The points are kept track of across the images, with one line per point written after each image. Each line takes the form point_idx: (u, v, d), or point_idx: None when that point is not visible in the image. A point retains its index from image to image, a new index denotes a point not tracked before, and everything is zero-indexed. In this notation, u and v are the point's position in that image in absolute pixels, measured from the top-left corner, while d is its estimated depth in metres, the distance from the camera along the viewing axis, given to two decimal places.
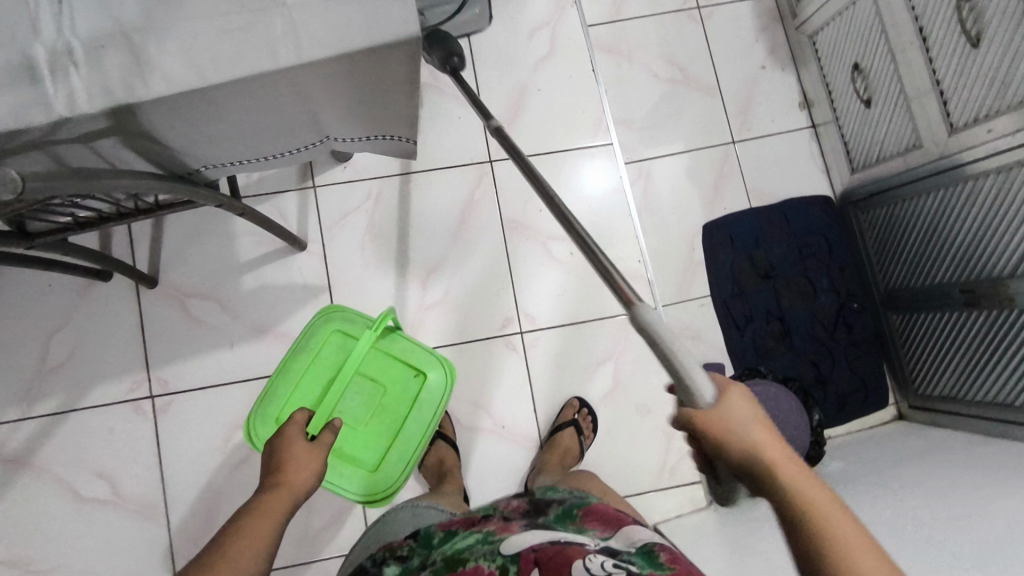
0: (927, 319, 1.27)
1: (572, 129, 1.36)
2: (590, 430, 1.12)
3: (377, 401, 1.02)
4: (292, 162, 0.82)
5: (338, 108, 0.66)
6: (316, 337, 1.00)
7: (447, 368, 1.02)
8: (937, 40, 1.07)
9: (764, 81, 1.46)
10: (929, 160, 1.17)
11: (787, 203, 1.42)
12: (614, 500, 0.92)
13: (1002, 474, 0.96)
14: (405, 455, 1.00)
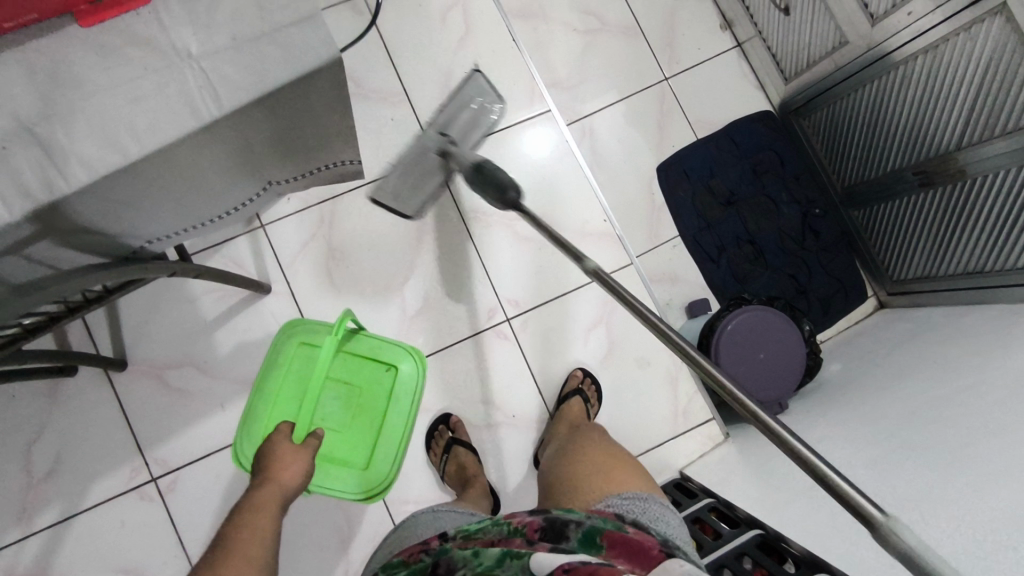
0: (890, 208, 1.29)
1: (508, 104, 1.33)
2: (596, 398, 1.12)
3: (356, 402, 1.05)
4: (237, 214, 0.78)
5: (272, 152, 0.63)
6: (285, 352, 1.03)
7: (417, 357, 1.06)
8: None
9: (681, 11, 1.44)
10: (857, 54, 1.18)
11: (731, 125, 1.43)
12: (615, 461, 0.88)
13: (992, 335, 1.00)
14: (391, 449, 1.03)
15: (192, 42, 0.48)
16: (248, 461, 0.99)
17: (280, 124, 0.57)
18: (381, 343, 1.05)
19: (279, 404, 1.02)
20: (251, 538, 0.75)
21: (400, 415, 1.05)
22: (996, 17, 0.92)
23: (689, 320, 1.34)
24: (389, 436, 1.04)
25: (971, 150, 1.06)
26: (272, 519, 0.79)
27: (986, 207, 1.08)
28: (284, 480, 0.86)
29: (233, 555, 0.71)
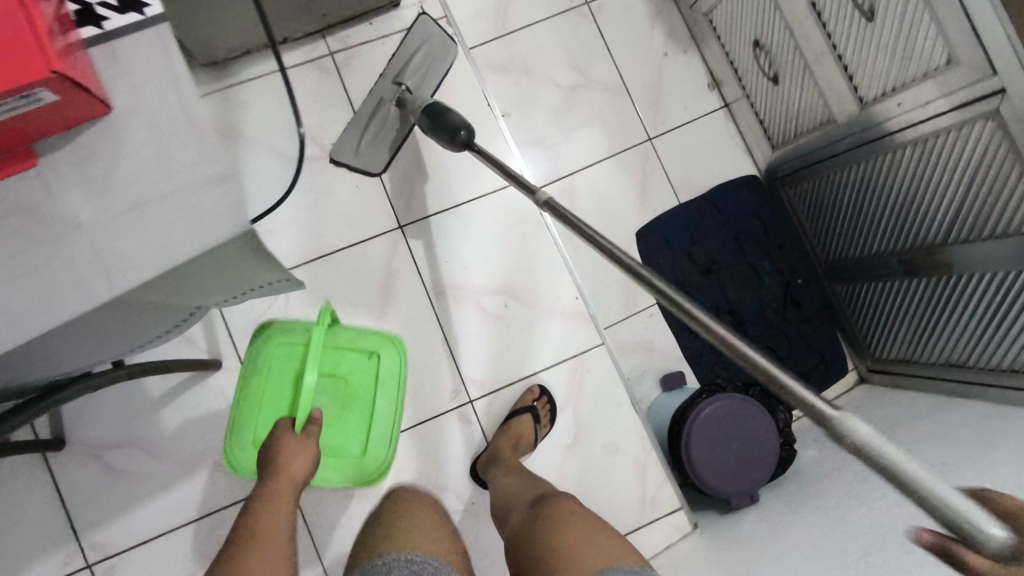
0: (874, 287, 1.25)
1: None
2: (548, 419, 1.09)
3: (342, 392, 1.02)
4: (180, 327, 0.75)
5: (195, 289, 0.58)
6: (262, 355, 0.99)
7: (396, 342, 1.03)
8: (832, 16, 1.03)
9: (669, 68, 1.39)
10: (845, 135, 1.14)
11: (715, 191, 1.38)
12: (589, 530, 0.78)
13: (974, 434, 0.95)
14: (386, 430, 1.01)
15: (82, 210, 0.48)
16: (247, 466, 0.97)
17: (197, 270, 0.52)
18: (363, 334, 1.02)
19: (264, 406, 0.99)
20: (271, 542, 0.76)
21: (389, 399, 1.03)
22: (988, 121, 0.88)
23: (663, 394, 1.31)
24: (378, 417, 1.01)
25: (957, 246, 1.02)
26: (289, 515, 0.81)
27: (972, 304, 1.04)
28: (294, 470, 0.87)
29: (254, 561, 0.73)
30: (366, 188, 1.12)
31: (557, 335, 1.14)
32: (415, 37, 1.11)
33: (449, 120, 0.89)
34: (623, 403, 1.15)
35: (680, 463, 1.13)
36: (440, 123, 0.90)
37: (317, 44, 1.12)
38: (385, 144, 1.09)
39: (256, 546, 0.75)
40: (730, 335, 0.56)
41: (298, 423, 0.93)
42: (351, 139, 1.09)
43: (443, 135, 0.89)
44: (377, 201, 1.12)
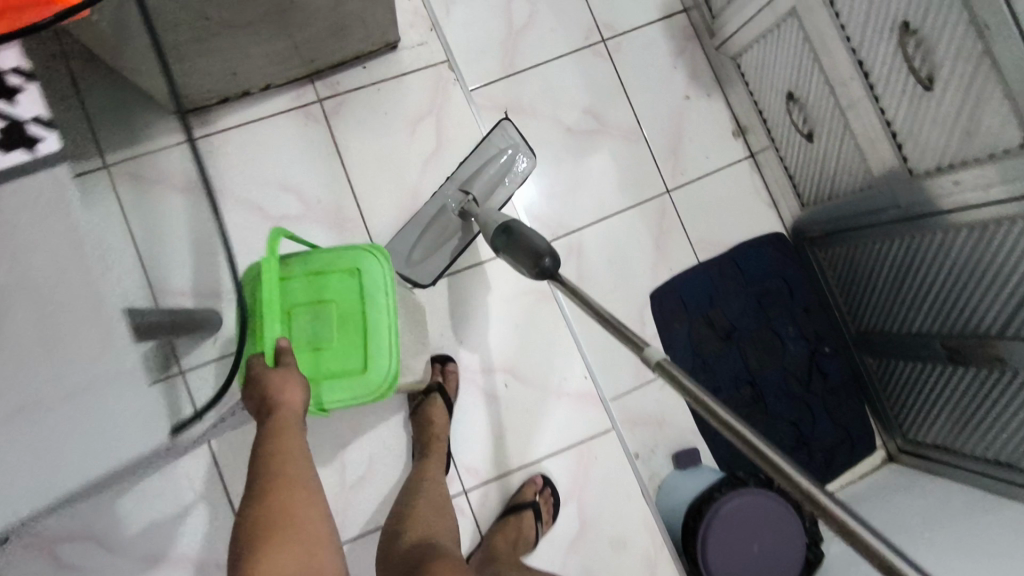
0: (912, 369, 1.14)
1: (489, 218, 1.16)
2: (548, 516, 0.99)
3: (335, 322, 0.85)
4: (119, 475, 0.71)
5: None
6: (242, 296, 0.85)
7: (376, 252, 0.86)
8: (883, 78, 0.92)
9: (690, 113, 1.28)
10: (887, 206, 1.03)
11: (737, 249, 1.27)
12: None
13: None
14: (382, 324, 0.83)
15: None
16: None
17: None
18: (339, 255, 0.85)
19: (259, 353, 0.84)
20: (290, 473, 0.68)
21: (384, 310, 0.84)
22: None
23: (675, 472, 1.20)
24: (372, 301, 0.84)
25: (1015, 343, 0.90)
26: (300, 437, 0.72)
27: None
28: (289, 394, 0.72)
29: (278, 505, 0.65)
30: None
31: (559, 419, 1.06)
32: (495, 142, 1.01)
33: (531, 244, 0.78)
34: (632, 494, 1.04)
35: (695, 562, 1.02)
36: (522, 248, 0.78)
37: (304, 90, 1.02)
38: (444, 253, 0.98)
39: (274, 482, 0.67)
40: (777, 456, 0.48)
41: (267, 358, 0.73)
42: (404, 242, 0.99)
43: (523, 259, 0.78)
44: None
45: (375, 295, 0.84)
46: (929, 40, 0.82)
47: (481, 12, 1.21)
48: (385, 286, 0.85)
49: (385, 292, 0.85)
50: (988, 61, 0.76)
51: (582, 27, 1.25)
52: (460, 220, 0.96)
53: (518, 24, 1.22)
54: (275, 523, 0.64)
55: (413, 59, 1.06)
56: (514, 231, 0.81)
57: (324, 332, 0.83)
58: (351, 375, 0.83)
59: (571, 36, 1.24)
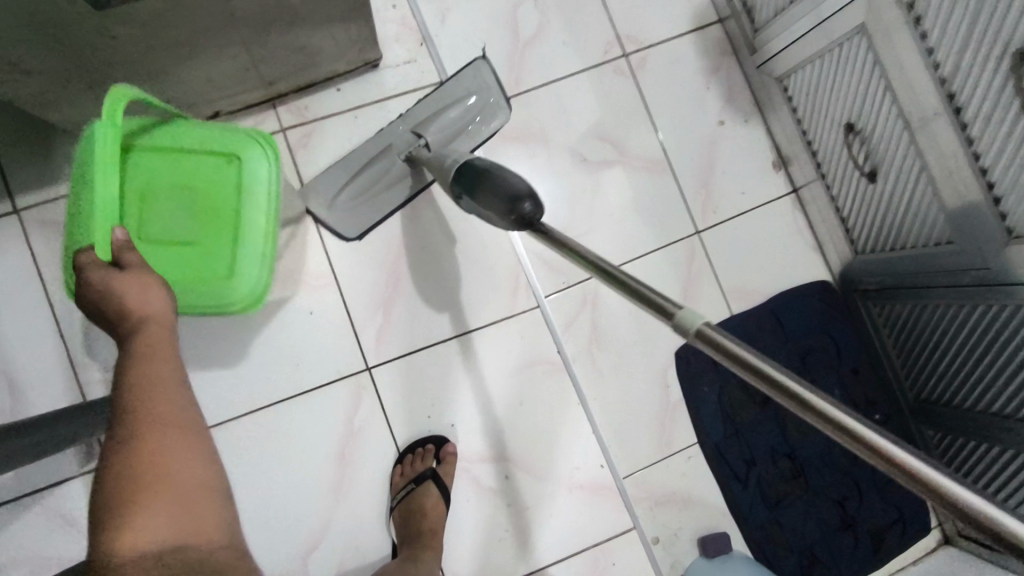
0: (981, 451, 0.94)
1: (487, 258, 0.94)
2: None
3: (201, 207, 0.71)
4: None
5: None
6: None
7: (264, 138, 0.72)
8: (979, 114, 0.74)
9: (724, 141, 1.10)
10: (967, 266, 0.85)
11: (777, 300, 1.09)
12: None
13: None
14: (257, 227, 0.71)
15: None
16: None
17: None
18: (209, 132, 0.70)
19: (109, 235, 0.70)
20: (160, 416, 0.50)
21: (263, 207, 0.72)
22: None
23: (701, 560, 1.02)
24: (254, 216, 0.71)
25: None
26: (173, 362, 0.54)
27: None
28: (147, 305, 0.56)
29: (143, 457, 0.46)
30: None
31: (566, 518, 0.94)
32: (464, 83, 0.86)
33: (506, 180, 0.60)
34: None
35: None
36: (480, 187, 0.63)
37: (265, 116, 0.85)
38: (379, 205, 0.85)
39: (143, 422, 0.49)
40: (902, 451, 0.35)
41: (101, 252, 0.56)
42: (332, 181, 0.84)
43: (494, 204, 0.60)
44: (340, 333, 0.87)
45: (256, 196, 0.71)
46: None
47: (483, 20, 1.02)
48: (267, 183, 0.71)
49: (268, 197, 0.72)
50: None
51: (600, 39, 1.07)
52: (409, 164, 0.82)
53: (525, 35, 1.04)
54: (143, 476, 0.46)
55: (399, 81, 0.89)
56: (481, 172, 0.63)
57: (194, 222, 0.71)
58: (212, 282, 0.71)
59: (588, 50, 1.06)
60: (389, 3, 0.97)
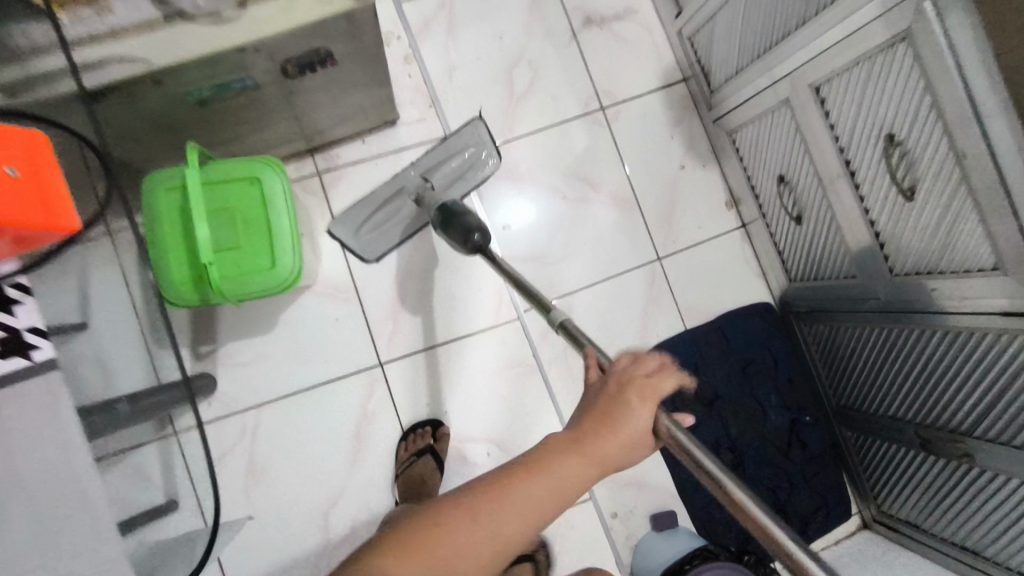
0: (890, 446, 1.15)
1: (473, 275, 1.09)
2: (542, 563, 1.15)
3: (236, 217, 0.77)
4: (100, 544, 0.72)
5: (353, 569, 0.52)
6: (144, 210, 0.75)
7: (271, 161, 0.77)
8: (868, 180, 0.94)
9: (685, 183, 1.30)
10: (869, 295, 1.04)
11: (724, 318, 1.29)
12: (454, 506, 0.55)
13: None
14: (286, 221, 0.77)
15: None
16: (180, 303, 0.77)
17: None
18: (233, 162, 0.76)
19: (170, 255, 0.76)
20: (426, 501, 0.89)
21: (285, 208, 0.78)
22: None
23: (653, 534, 1.22)
24: (277, 224, 0.77)
25: (987, 447, 0.92)
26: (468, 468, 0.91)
27: (993, 499, 0.96)
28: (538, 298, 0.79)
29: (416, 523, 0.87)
30: (345, 320, 1.03)
31: None
32: (462, 139, 1.09)
33: (464, 220, 0.85)
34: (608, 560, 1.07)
35: None
36: (451, 224, 0.86)
37: (303, 161, 1.05)
38: (389, 235, 1.04)
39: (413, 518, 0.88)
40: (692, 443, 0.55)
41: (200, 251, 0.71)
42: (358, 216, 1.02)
43: (455, 235, 0.85)
44: (357, 336, 1.04)
45: (278, 208, 0.77)
46: (912, 153, 0.84)
47: (483, 79, 1.23)
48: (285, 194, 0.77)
49: (287, 206, 0.77)
50: (963, 186, 0.79)
51: (582, 94, 1.28)
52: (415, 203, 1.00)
53: (519, 91, 1.25)
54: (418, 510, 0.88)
55: (411, 133, 1.10)
56: (451, 208, 0.88)
57: (231, 233, 0.76)
58: (256, 273, 0.77)
59: (572, 104, 1.27)
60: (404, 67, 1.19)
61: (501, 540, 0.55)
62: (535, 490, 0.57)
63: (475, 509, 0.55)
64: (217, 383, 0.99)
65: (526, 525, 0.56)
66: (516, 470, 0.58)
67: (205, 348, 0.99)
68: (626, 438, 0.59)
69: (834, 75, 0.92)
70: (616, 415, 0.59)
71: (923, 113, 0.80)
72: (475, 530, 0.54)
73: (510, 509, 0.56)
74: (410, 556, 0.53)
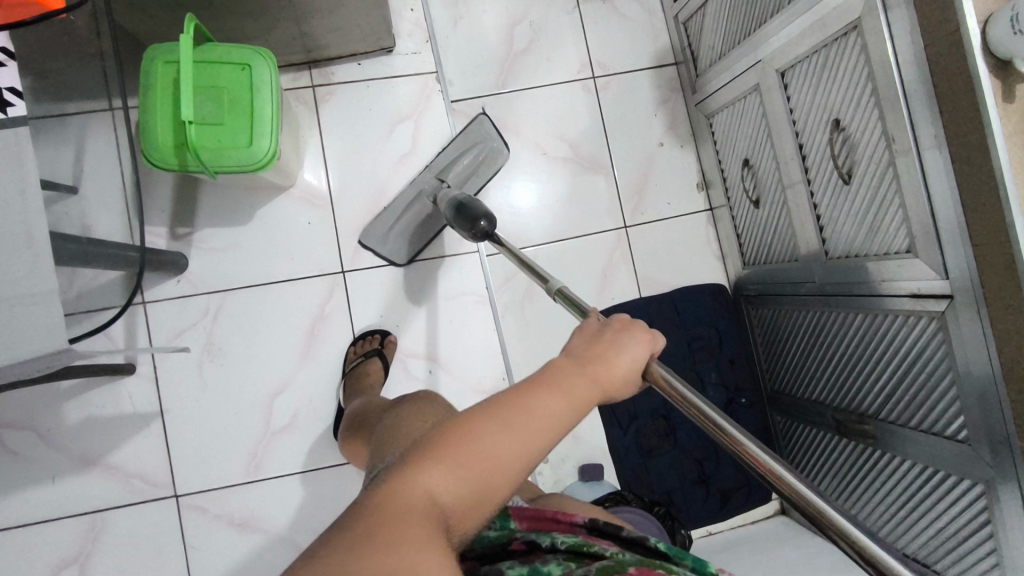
0: (810, 430, 1.21)
1: None
2: None
3: (222, 97, 0.84)
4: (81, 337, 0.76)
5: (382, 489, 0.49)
6: (141, 77, 0.83)
7: (265, 52, 0.85)
8: (816, 165, 1.01)
9: (660, 160, 1.37)
10: (807, 279, 1.11)
11: (679, 292, 1.35)
12: (484, 417, 0.53)
13: None
14: (267, 108, 0.85)
15: None
16: (160, 166, 0.84)
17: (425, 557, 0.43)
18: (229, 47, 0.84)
19: (157, 120, 0.83)
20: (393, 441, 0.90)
21: (267, 96, 0.85)
22: (932, 323, 0.86)
23: (578, 482, 1.28)
24: (259, 109, 0.84)
25: (885, 427, 0.99)
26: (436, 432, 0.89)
27: (892, 481, 1.02)
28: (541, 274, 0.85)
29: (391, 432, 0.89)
30: (316, 226, 1.10)
31: None
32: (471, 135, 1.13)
33: (470, 209, 0.91)
34: None
35: None
36: (463, 213, 0.92)
37: (301, 74, 1.12)
38: (413, 240, 1.11)
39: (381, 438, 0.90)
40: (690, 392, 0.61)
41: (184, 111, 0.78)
42: (381, 225, 1.10)
43: (463, 223, 0.91)
44: (325, 242, 1.11)
45: (262, 93, 0.84)
46: (852, 137, 0.91)
47: (485, 31, 1.31)
48: (271, 83, 0.85)
49: (271, 94, 0.85)
50: (890, 169, 0.85)
51: (576, 61, 1.34)
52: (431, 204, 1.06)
53: (517, 48, 1.32)
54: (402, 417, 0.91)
55: (406, 65, 1.17)
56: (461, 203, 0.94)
57: (215, 109, 0.84)
58: (232, 149, 0.84)
59: (565, 68, 1.34)
60: (409, 7, 1.26)
61: (536, 446, 0.53)
62: (559, 402, 0.56)
63: (508, 417, 0.53)
64: (188, 262, 1.06)
65: (555, 434, 0.55)
66: (534, 382, 0.57)
67: (182, 230, 1.07)
68: (624, 367, 0.62)
69: (797, 62, 0.98)
70: (612, 354, 0.63)
71: (865, 99, 0.87)
72: (513, 440, 0.52)
73: (541, 420, 0.54)
74: (449, 467, 0.50)
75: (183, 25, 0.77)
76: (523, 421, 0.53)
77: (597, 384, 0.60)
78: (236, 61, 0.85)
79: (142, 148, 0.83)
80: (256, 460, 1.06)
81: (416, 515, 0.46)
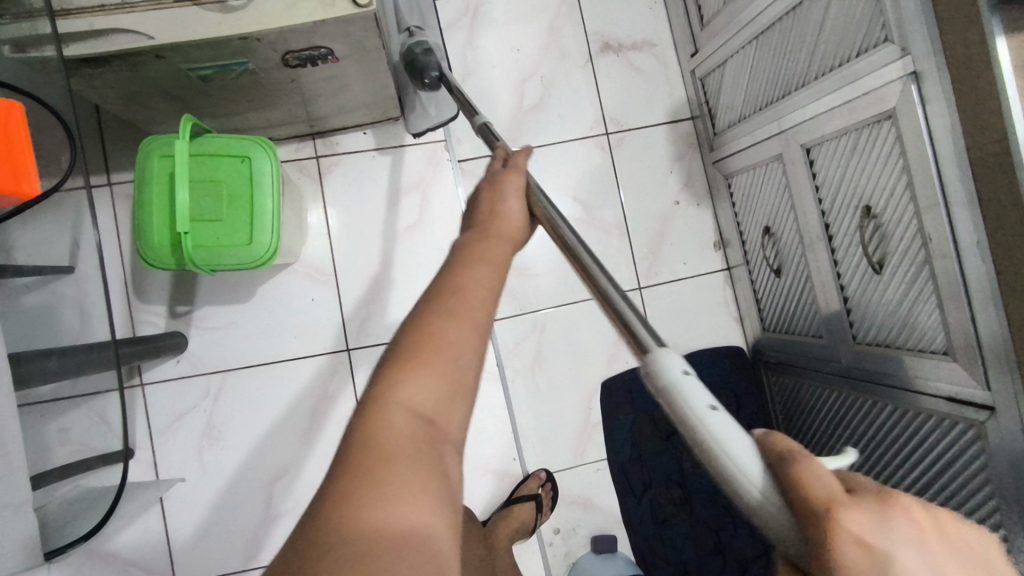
0: None
1: None
2: (549, 505, 1.19)
3: (220, 193, 0.80)
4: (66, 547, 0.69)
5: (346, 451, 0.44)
6: (138, 173, 0.79)
7: (266, 146, 0.81)
8: (843, 247, 0.96)
9: (677, 219, 1.32)
10: (833, 358, 1.06)
11: (695, 356, 1.31)
12: (423, 321, 0.49)
13: None
14: (268, 204, 0.80)
15: None
16: (157, 265, 0.80)
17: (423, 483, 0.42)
18: (228, 140, 0.80)
19: (154, 219, 0.79)
20: None
21: (268, 192, 0.81)
22: (971, 430, 0.81)
23: (591, 554, 1.24)
24: (259, 206, 0.80)
25: None
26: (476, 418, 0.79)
27: None
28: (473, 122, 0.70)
29: None
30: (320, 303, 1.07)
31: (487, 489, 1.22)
32: None
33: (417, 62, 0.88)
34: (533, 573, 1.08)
35: None
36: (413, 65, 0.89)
37: (304, 144, 1.09)
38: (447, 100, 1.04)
39: None
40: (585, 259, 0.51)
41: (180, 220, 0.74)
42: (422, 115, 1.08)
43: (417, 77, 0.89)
44: (330, 317, 1.07)
45: (263, 189, 0.80)
46: (885, 227, 0.86)
47: (494, 88, 1.26)
48: (273, 180, 0.80)
49: (272, 190, 0.81)
50: (926, 267, 0.80)
51: (589, 117, 1.30)
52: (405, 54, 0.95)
53: (527, 105, 1.27)
54: None
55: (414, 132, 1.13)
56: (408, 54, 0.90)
57: (214, 206, 0.80)
58: (232, 248, 0.80)
59: (578, 124, 1.29)
60: None
61: (479, 324, 0.51)
62: (480, 275, 0.53)
63: (444, 311, 0.50)
64: (187, 342, 1.03)
65: (491, 308, 0.52)
66: (457, 267, 0.53)
67: (182, 308, 1.04)
68: (517, 211, 0.58)
69: (823, 141, 0.94)
70: (500, 206, 0.58)
71: (900, 191, 0.82)
72: (457, 328, 0.49)
73: (474, 296, 0.51)
74: (414, 375, 0.46)
75: (179, 130, 0.73)
76: (458, 305, 0.50)
77: (506, 242, 0.57)
78: (236, 156, 0.80)
79: (139, 248, 0.79)
80: (256, 545, 1.02)
81: (395, 450, 0.43)
